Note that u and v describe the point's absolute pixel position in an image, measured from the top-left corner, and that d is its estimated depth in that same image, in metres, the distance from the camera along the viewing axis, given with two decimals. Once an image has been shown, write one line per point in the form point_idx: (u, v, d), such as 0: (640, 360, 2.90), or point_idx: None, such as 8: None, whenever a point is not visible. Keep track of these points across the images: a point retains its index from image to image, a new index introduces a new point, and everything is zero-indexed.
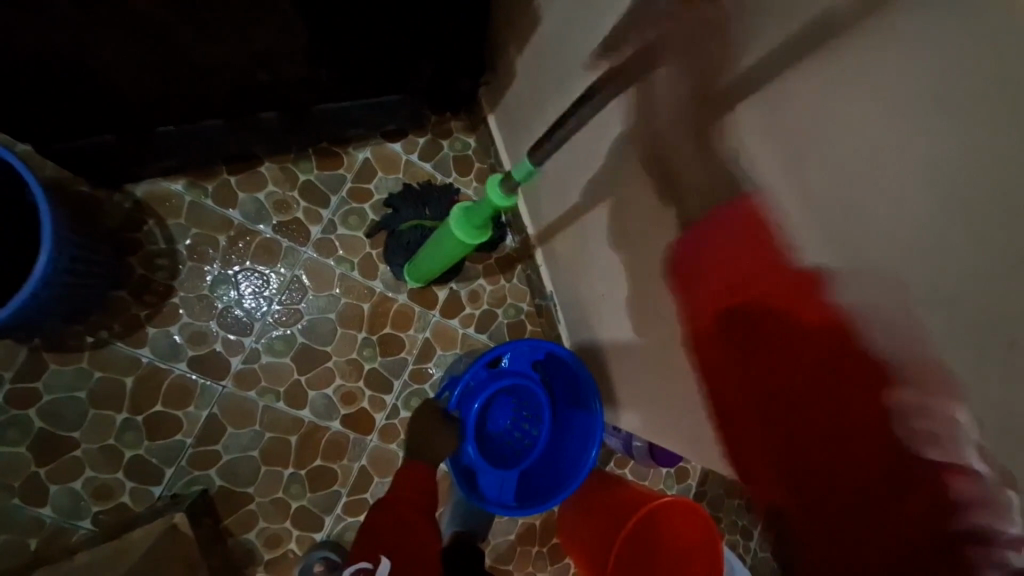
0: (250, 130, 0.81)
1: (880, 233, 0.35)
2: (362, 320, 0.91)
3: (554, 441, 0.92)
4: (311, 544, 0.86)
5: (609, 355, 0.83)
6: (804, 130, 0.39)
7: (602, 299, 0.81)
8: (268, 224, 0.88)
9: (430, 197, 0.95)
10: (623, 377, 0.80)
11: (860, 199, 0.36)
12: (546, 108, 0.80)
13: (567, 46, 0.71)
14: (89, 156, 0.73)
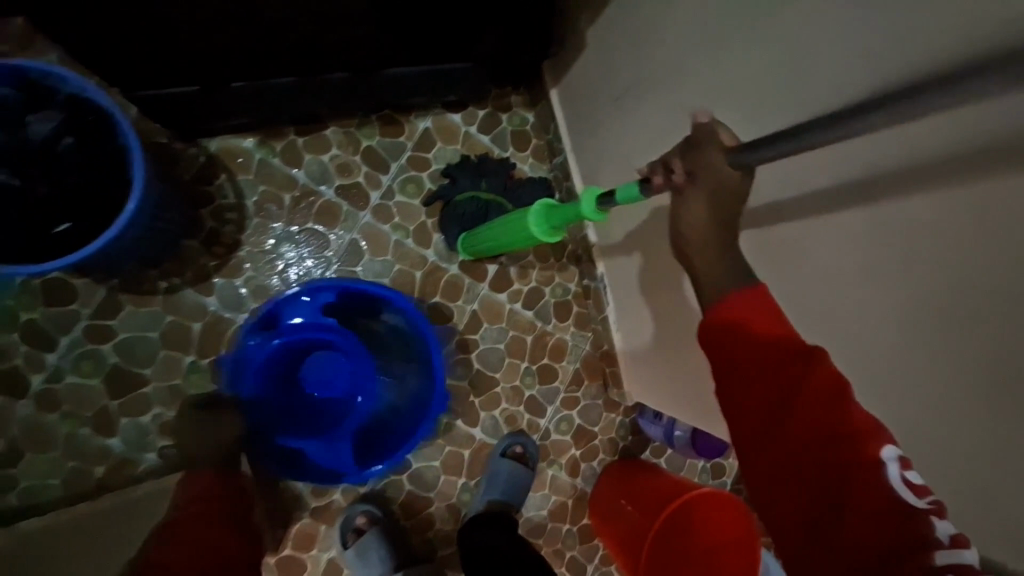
0: (320, 91, 0.82)
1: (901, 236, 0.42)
2: (414, 288, 0.93)
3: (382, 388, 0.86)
4: (355, 496, 0.90)
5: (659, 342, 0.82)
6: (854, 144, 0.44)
7: (657, 285, 0.79)
8: (330, 187, 0.90)
9: (486, 171, 0.95)
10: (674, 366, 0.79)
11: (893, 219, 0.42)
12: (614, 83, 0.78)
13: (640, 17, 0.69)
14: (168, 107, 0.76)
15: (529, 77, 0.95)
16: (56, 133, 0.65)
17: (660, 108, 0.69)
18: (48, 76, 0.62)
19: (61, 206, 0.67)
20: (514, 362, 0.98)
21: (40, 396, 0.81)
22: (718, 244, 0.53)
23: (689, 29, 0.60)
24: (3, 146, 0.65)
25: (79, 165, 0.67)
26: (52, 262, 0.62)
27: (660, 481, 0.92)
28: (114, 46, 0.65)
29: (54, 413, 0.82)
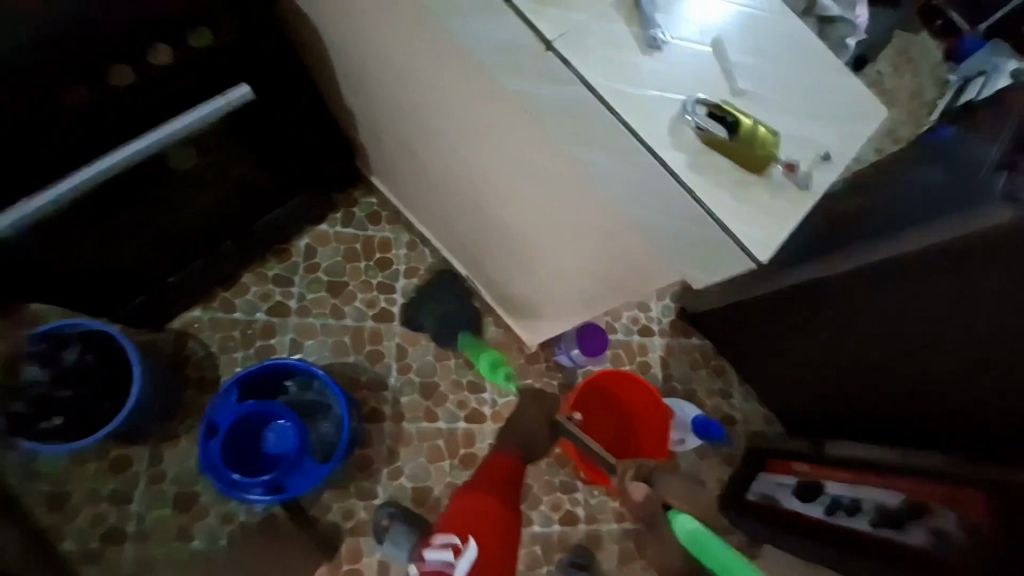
0: (222, 258, 1.22)
1: (493, 201, 0.82)
2: (348, 347, 1.28)
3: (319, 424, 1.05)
4: (375, 508, 1.18)
5: (505, 301, 1.18)
6: (450, 172, 0.88)
7: (480, 270, 1.15)
8: (262, 312, 1.27)
9: (359, 252, 1.37)
10: (518, 312, 1.15)
11: (490, 197, 0.83)
12: (379, 147, 1.16)
13: (367, 124, 1.11)
14: (140, 307, 1.15)
15: (355, 178, 1.36)
16: (81, 354, 1.02)
17: (405, 180, 1.16)
18: (62, 325, 0.99)
19: (102, 393, 1.03)
20: (443, 362, 1.32)
21: (136, 536, 1.11)
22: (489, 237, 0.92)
23: (381, 142, 1.09)
24: (54, 376, 1.00)
25: (104, 364, 1.04)
26: (107, 428, 0.99)
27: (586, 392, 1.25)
28: (95, 284, 1.03)
29: (149, 544, 1.11)
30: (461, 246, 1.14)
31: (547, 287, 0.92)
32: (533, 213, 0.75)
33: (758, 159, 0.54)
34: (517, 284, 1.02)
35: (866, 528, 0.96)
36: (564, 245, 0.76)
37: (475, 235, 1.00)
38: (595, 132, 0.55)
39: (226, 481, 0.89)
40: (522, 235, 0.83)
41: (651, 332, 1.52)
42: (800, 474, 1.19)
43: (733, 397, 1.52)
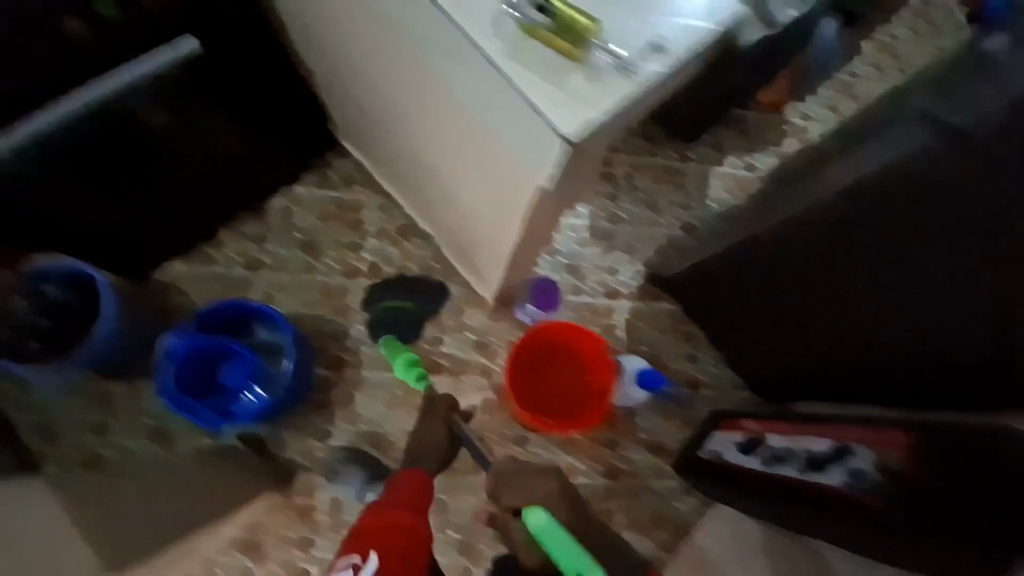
0: (197, 214, 1.30)
1: (417, 112, 0.94)
2: (314, 300, 1.36)
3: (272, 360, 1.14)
4: (329, 448, 1.26)
5: (454, 234, 1.24)
6: (383, 89, 0.99)
7: (431, 204, 1.23)
8: (236, 266, 1.37)
9: (333, 213, 1.42)
10: (465, 242, 1.21)
11: (416, 102, 0.92)
12: (338, 101, 1.23)
13: (326, 77, 1.17)
14: (120, 255, 1.25)
15: (328, 142, 1.42)
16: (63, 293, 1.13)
17: (361, 125, 1.25)
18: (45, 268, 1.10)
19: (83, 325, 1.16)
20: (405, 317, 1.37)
21: (114, 462, 1.22)
22: (427, 149, 1.02)
23: (335, 89, 1.18)
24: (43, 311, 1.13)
25: (82, 302, 1.16)
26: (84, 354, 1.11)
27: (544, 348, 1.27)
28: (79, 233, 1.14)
29: (125, 470, 1.22)
30: (413, 181, 1.22)
31: (477, 205, 1.00)
32: (446, 130, 0.90)
33: (575, 53, 0.69)
34: (457, 201, 1.07)
35: (793, 474, 0.97)
36: (473, 139, 0.84)
37: (418, 155, 1.08)
38: (455, 49, 0.74)
39: (181, 406, 1.00)
40: (447, 158, 0.98)
41: (618, 296, 1.54)
42: (746, 431, 1.17)
43: (700, 363, 1.51)
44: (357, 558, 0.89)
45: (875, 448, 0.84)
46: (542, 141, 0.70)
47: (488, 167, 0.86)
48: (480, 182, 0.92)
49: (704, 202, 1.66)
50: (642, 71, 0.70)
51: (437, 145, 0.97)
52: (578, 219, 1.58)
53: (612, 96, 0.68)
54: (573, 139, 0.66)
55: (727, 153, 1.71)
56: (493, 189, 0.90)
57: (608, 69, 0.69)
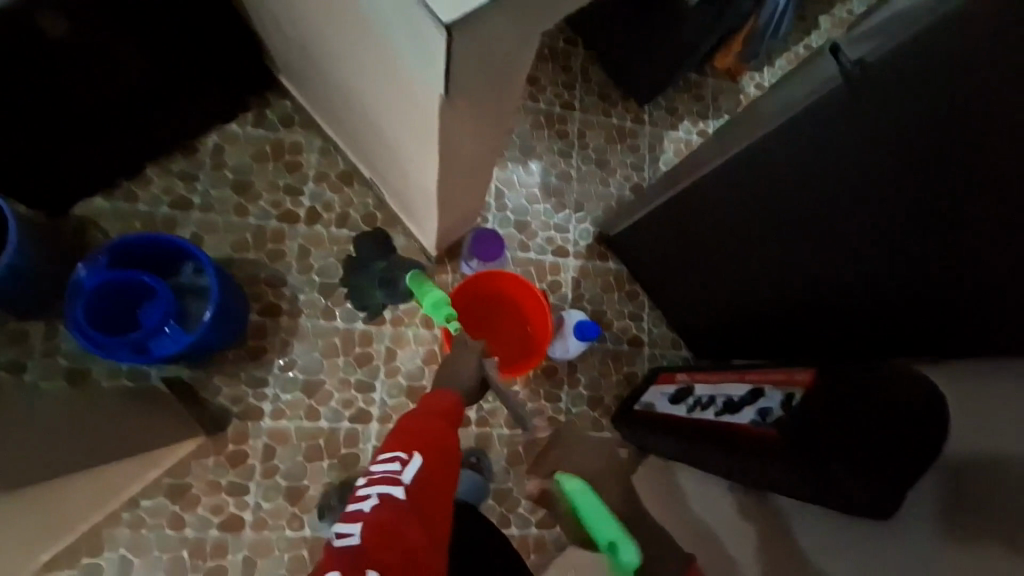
0: (119, 146, 1.21)
1: (332, 24, 0.85)
2: (250, 245, 1.30)
3: (191, 302, 1.07)
4: (264, 395, 1.23)
5: (397, 174, 1.14)
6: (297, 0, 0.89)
7: (372, 139, 1.12)
8: (164, 205, 1.29)
9: (266, 154, 1.36)
10: (407, 182, 1.11)
11: (327, 11, 0.82)
12: (265, 27, 1.13)
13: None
14: (29, 184, 1.14)
15: (266, 79, 1.35)
16: None
17: (291, 50, 1.13)
18: None
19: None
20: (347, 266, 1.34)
21: None
22: (352, 69, 0.92)
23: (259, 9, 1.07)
24: None
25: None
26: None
27: (490, 295, 1.31)
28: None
29: None
30: (352, 113, 1.12)
31: (407, 132, 0.91)
32: (358, 41, 0.80)
33: None
34: (391, 131, 0.97)
35: (710, 417, 1.03)
36: (383, 49, 0.74)
37: (348, 78, 0.98)
38: None
39: (90, 341, 0.93)
40: (370, 80, 0.88)
41: (565, 254, 1.55)
42: (678, 382, 1.23)
43: (642, 321, 1.55)
44: (403, 453, 0.80)
45: (788, 387, 0.91)
46: (425, 31, 0.60)
47: (401, 82, 0.76)
48: (400, 102, 0.83)
49: (655, 164, 1.68)
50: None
51: (359, 64, 0.88)
52: (527, 174, 1.59)
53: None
54: (450, 26, 0.56)
55: (680, 117, 1.73)
56: (412, 108, 0.81)
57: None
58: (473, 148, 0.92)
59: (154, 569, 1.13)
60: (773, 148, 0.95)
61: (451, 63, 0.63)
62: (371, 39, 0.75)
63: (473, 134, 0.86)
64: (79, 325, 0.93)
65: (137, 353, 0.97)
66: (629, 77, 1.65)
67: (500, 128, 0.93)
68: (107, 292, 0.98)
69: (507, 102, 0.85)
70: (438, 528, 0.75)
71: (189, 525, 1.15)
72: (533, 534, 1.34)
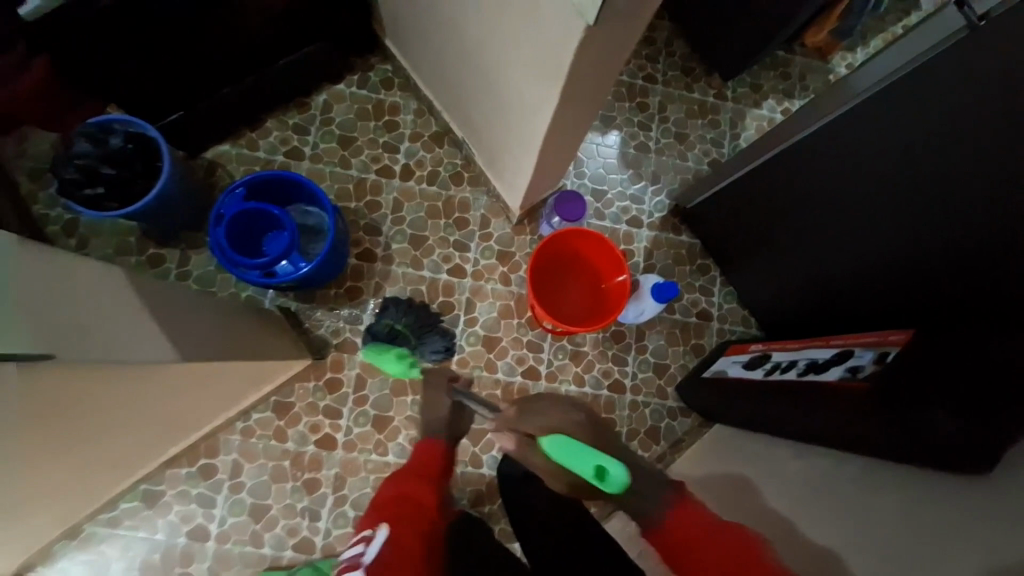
0: (247, 95, 1.36)
1: None
2: (350, 194, 1.42)
3: (308, 238, 1.21)
4: (358, 332, 1.34)
5: (497, 130, 1.20)
6: None
7: (477, 96, 1.19)
8: (279, 154, 1.42)
9: (369, 112, 1.48)
10: (508, 138, 1.17)
11: None
12: None
13: None
14: (172, 124, 1.29)
15: (373, 42, 1.46)
16: (123, 142, 1.20)
17: (408, 10, 1.22)
18: (123, 124, 1.20)
19: (135, 175, 1.22)
20: (436, 220, 1.43)
21: None
22: (473, 22, 0.99)
23: None
24: (102, 154, 1.19)
25: (141, 156, 1.22)
26: (142, 201, 1.18)
27: (567, 251, 1.36)
28: (140, 94, 1.19)
29: None
30: (460, 71, 1.19)
31: (521, 83, 0.96)
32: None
33: None
34: (503, 83, 1.03)
35: (793, 378, 1.05)
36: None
37: (464, 33, 1.05)
38: None
39: (231, 261, 1.07)
40: (493, 32, 0.94)
41: (639, 224, 1.58)
42: (753, 351, 1.24)
43: (713, 295, 1.56)
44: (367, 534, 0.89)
45: (882, 346, 0.91)
46: None
47: (537, 27, 0.81)
48: (526, 50, 0.88)
49: (735, 141, 1.67)
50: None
51: (484, 16, 0.94)
52: (606, 144, 1.62)
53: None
54: None
55: (765, 95, 1.71)
56: (539, 55, 0.85)
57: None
58: (584, 103, 0.95)
59: (259, 474, 1.27)
60: (879, 111, 0.94)
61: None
62: None
63: (589, 88, 0.89)
64: (222, 247, 1.08)
65: (266, 275, 1.10)
66: (714, 51, 1.64)
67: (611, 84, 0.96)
68: (244, 219, 1.12)
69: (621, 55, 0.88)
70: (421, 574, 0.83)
71: (289, 440, 1.29)
72: None
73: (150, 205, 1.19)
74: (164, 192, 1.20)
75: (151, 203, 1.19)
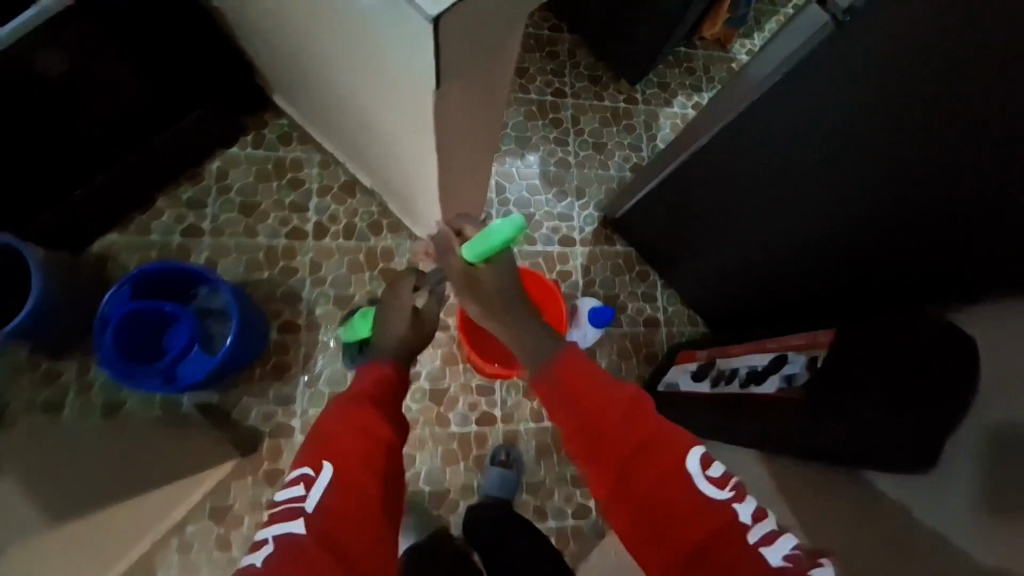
0: (127, 179, 1.24)
1: (321, 39, 0.86)
2: (262, 264, 1.32)
3: (213, 324, 1.11)
4: (292, 411, 1.25)
5: (398, 179, 1.15)
6: (285, 20, 0.92)
7: (370, 148, 1.14)
8: (176, 235, 1.31)
9: (269, 172, 1.39)
10: (410, 186, 1.13)
11: (316, 28, 0.85)
12: (257, 49, 1.15)
13: (238, 21, 1.08)
14: (42, 225, 1.16)
15: (261, 99, 1.37)
16: None
17: (282, 68, 1.15)
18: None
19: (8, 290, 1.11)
20: (359, 275, 1.36)
21: None
22: (343, 81, 0.94)
23: (250, 31, 1.09)
24: None
25: (9, 269, 1.11)
26: (19, 320, 1.05)
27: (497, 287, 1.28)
28: None
29: None
30: (347, 124, 1.14)
31: (403, 137, 0.92)
32: (348, 53, 0.82)
33: None
34: (389, 137, 0.99)
35: (736, 389, 1.01)
36: (372, 56, 0.76)
37: (339, 91, 1.00)
38: None
39: (124, 373, 0.96)
40: (363, 92, 0.91)
41: (572, 243, 1.55)
42: (701, 358, 1.23)
43: (656, 301, 1.54)
44: (308, 470, 0.68)
45: (812, 349, 0.86)
46: (412, 24, 0.60)
47: (394, 85, 0.77)
48: (394, 105, 0.84)
49: (652, 142, 1.67)
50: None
51: (350, 76, 0.89)
52: (526, 166, 1.58)
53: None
54: (437, 16, 0.56)
55: (673, 92, 1.71)
56: (406, 110, 0.81)
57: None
58: (467, 140, 0.91)
59: None
60: (774, 109, 0.94)
61: (442, 57, 0.63)
62: (360, 45, 0.76)
63: (468, 130, 0.86)
64: (109, 356, 0.96)
65: (167, 379, 1.00)
66: (618, 56, 1.64)
67: (494, 117, 0.92)
68: (132, 319, 1.00)
69: (496, 93, 0.85)
70: (377, 535, 0.66)
71: (234, 546, 1.18)
72: (571, 524, 1.33)
73: (27, 321, 1.06)
74: (41, 305, 1.07)
75: (27, 320, 1.06)
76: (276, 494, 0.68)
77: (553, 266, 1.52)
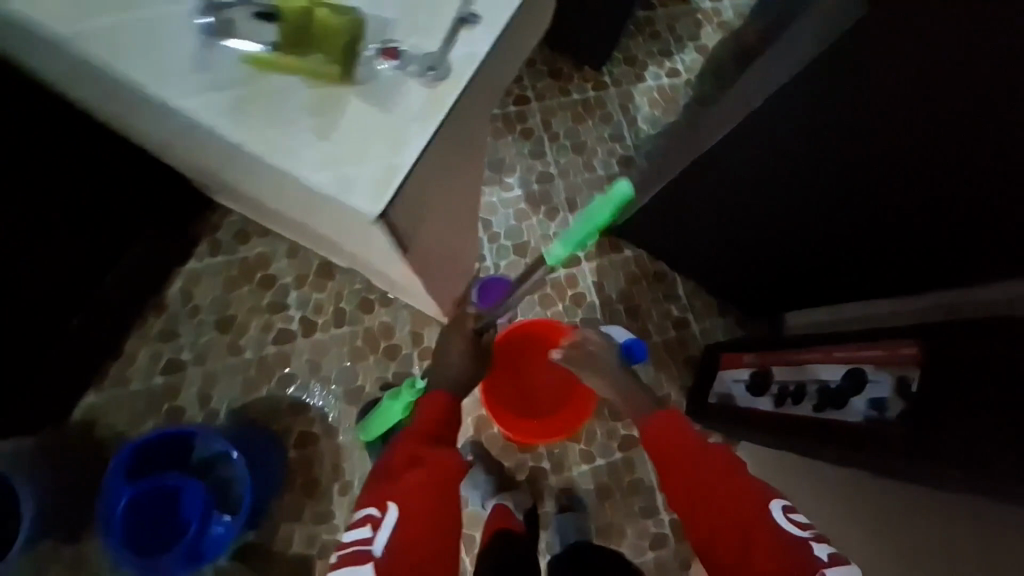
0: (85, 335, 1.12)
1: (260, 196, 0.84)
2: (258, 380, 1.21)
3: (227, 476, 1.00)
4: (336, 528, 1.16)
5: (377, 276, 1.12)
6: (219, 178, 0.90)
7: (340, 252, 1.10)
8: (158, 375, 1.20)
9: (237, 278, 1.26)
10: (391, 282, 1.10)
11: (252, 190, 0.83)
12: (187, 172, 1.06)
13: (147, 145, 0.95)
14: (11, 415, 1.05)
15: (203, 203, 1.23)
16: None
17: (221, 188, 1.07)
18: None
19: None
20: (363, 363, 1.24)
21: None
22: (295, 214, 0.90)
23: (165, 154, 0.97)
24: None
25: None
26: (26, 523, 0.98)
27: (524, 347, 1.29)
28: None
29: None
30: (309, 234, 1.09)
31: (374, 260, 0.92)
32: (294, 210, 0.81)
33: (343, 88, 0.60)
34: (359, 255, 0.98)
35: (810, 414, 0.89)
36: (320, 221, 0.75)
37: (294, 218, 0.97)
38: (223, 146, 0.62)
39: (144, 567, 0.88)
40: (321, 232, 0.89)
41: (576, 261, 1.42)
42: (749, 365, 1.12)
43: (680, 299, 1.42)
44: (374, 510, 0.68)
45: (898, 367, 0.75)
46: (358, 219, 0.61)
47: (350, 240, 0.77)
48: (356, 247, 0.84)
49: (634, 127, 1.51)
50: (452, 66, 0.61)
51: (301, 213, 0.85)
52: (506, 191, 1.44)
53: (412, 129, 0.59)
54: (380, 216, 0.58)
55: (643, 65, 1.54)
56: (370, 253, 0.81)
57: (399, 86, 0.60)
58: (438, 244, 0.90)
59: None
60: None
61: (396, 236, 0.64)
62: (304, 211, 0.76)
63: (438, 236, 0.83)
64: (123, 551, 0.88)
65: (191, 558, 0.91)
66: (574, 41, 1.47)
67: (459, 204, 0.88)
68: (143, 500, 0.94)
69: (456, 190, 0.80)
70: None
71: None
72: (651, 558, 1.26)
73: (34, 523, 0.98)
74: None
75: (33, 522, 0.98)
76: (344, 535, 0.68)
77: (564, 293, 1.40)
